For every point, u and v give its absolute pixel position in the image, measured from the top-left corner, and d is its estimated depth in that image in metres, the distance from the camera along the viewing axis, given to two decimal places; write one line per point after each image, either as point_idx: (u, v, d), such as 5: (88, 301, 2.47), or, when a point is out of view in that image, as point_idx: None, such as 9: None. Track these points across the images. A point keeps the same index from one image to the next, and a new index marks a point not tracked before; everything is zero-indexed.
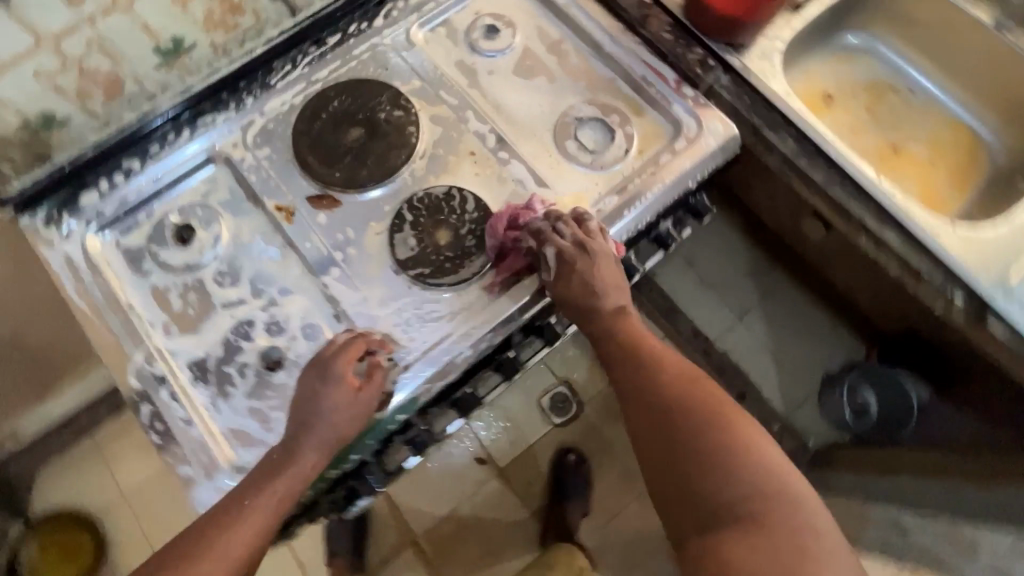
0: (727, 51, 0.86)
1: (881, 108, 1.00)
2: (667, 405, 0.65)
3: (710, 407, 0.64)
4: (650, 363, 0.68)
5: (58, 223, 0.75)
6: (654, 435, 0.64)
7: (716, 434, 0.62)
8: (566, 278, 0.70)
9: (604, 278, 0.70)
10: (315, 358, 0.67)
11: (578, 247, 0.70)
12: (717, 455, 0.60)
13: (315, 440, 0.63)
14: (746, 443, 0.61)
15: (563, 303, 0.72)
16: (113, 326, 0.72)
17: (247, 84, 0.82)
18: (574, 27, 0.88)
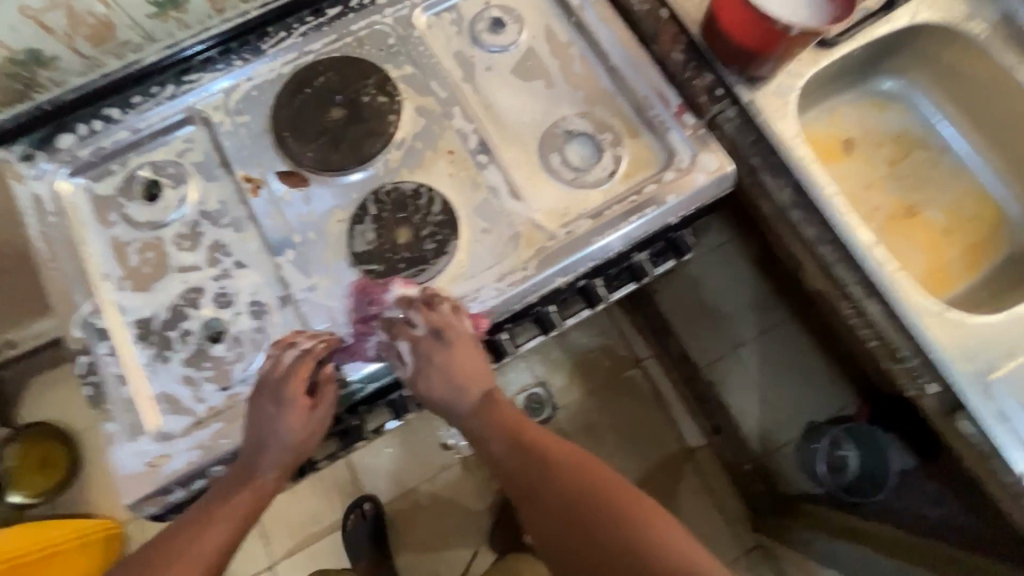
0: (739, 82, 0.79)
1: (905, 164, 0.93)
2: (560, 507, 0.61)
3: (599, 495, 0.60)
4: (536, 459, 0.64)
5: (32, 161, 0.76)
6: (556, 540, 0.61)
7: (613, 530, 0.58)
8: (424, 375, 0.68)
9: (463, 370, 0.68)
10: (262, 380, 0.66)
11: (435, 336, 0.67)
12: (617, 556, 0.56)
13: (274, 459, 0.64)
14: (643, 535, 0.57)
15: (429, 401, 0.69)
16: (69, 272, 0.73)
17: (238, 45, 0.80)
18: (584, 31, 0.83)
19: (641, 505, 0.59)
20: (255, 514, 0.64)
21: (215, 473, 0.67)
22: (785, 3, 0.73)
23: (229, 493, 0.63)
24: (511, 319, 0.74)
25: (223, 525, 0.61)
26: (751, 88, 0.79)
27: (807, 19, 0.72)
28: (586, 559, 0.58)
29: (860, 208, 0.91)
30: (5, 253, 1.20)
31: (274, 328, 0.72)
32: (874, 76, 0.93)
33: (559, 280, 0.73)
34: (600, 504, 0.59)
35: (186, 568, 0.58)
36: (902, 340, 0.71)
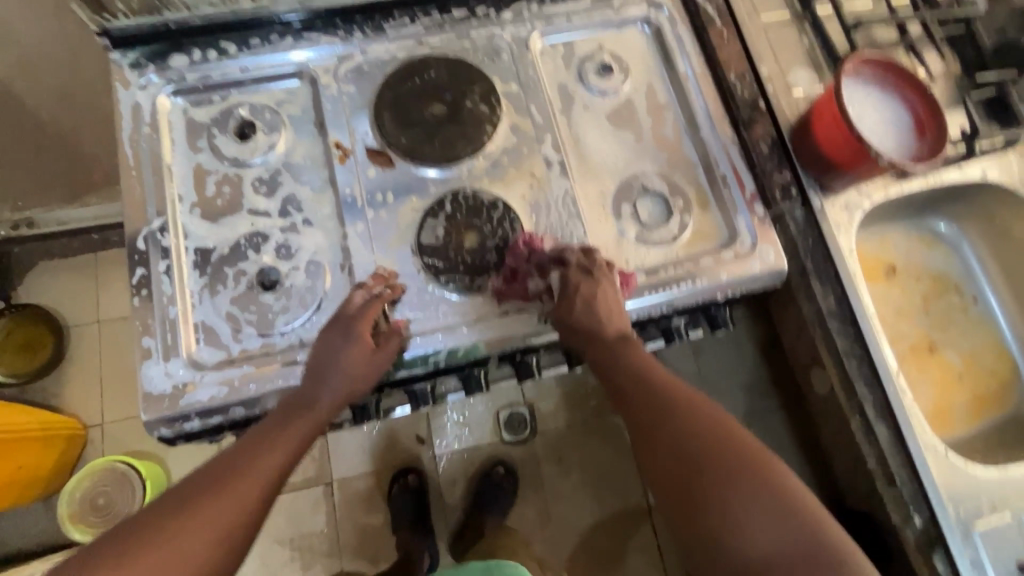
0: (813, 188, 0.83)
1: (937, 302, 0.97)
2: (681, 454, 0.59)
3: (726, 447, 0.59)
4: (667, 405, 0.63)
5: (141, 71, 0.78)
6: (678, 491, 0.58)
7: (747, 483, 0.57)
8: (568, 302, 0.70)
9: (607, 304, 0.70)
10: (335, 314, 0.70)
11: (583, 272, 0.72)
12: (752, 508, 0.55)
13: (331, 393, 0.67)
14: (779, 491, 0.56)
15: (564, 326, 0.70)
16: (146, 186, 0.75)
17: (362, 20, 0.84)
18: (682, 99, 0.87)
19: (774, 464, 0.58)
20: (310, 440, 0.66)
21: (233, 414, 0.69)
22: (876, 129, 0.78)
23: (284, 424, 0.65)
24: (545, 343, 0.76)
25: (278, 453, 0.63)
26: (822, 196, 0.83)
27: (894, 150, 0.77)
28: (715, 514, 0.56)
29: (885, 333, 0.94)
30: (60, 136, 1.21)
31: (325, 291, 0.74)
32: (929, 216, 0.98)
33: None
34: (733, 455, 0.58)
35: (252, 480, 0.60)
36: (900, 468, 0.75)
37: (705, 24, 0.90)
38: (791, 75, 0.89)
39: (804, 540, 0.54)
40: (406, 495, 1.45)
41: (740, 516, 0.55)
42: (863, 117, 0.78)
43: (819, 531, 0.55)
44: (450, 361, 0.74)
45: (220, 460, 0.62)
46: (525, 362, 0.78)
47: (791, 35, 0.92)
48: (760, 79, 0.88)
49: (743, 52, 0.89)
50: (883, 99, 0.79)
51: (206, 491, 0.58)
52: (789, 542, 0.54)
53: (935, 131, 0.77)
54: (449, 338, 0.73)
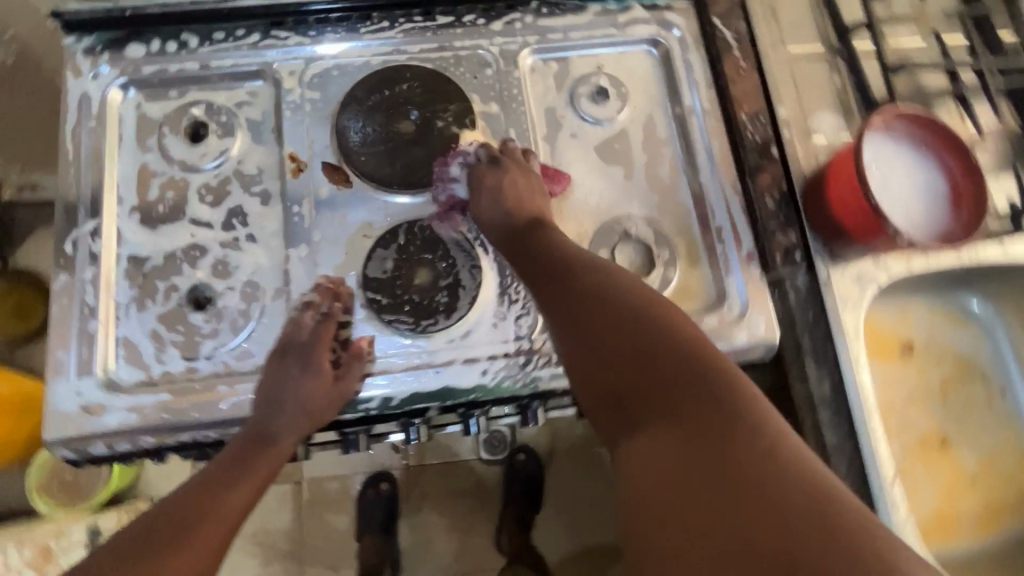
0: (821, 254, 0.73)
1: (955, 390, 0.85)
2: (577, 309, 0.58)
3: (621, 298, 0.57)
4: (566, 270, 0.62)
5: (95, 59, 0.73)
6: (574, 349, 0.57)
7: (638, 329, 0.54)
8: (481, 197, 0.71)
9: (516, 190, 0.70)
10: (285, 343, 0.66)
11: (493, 163, 0.72)
12: (639, 349, 0.53)
13: (290, 423, 0.65)
14: (671, 335, 0.53)
15: (479, 224, 0.71)
16: (85, 185, 0.70)
17: (337, 21, 0.77)
18: (684, 136, 0.78)
19: (670, 312, 0.56)
20: (270, 474, 0.66)
21: (143, 443, 0.64)
22: (902, 196, 0.67)
23: (248, 460, 0.63)
24: (491, 401, 0.68)
25: (243, 489, 0.62)
26: (831, 264, 0.73)
27: (923, 223, 0.66)
28: (608, 362, 0.54)
29: (890, 420, 0.82)
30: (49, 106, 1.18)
31: (259, 316, 0.68)
32: (960, 290, 0.86)
33: (555, 384, 0.68)
34: (627, 309, 0.56)
35: (219, 518, 0.60)
36: None
37: (721, 51, 0.79)
38: (813, 119, 0.78)
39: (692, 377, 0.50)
40: (376, 503, 1.41)
41: (634, 358, 0.53)
42: (888, 181, 0.67)
43: (711, 371, 0.51)
44: (383, 410, 0.67)
45: (176, 500, 0.60)
46: (471, 417, 0.71)
47: (821, 72, 0.81)
48: (775, 121, 0.78)
49: (760, 87, 0.78)
50: (915, 160, 0.68)
51: (189, 518, 0.58)
52: (676, 380, 0.50)
53: (972, 205, 0.66)
54: (383, 386, 0.66)
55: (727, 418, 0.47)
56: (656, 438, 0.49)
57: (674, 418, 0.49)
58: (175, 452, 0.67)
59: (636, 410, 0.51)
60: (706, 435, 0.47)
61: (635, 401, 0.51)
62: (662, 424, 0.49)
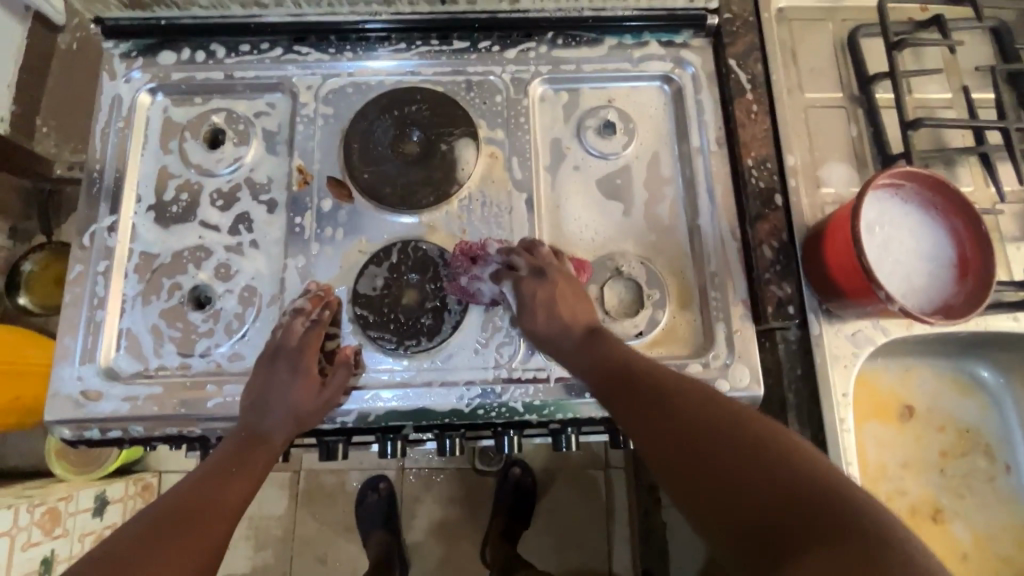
0: (815, 309, 0.71)
1: (957, 462, 0.81)
2: (672, 433, 0.50)
3: (713, 416, 0.50)
4: (650, 384, 0.56)
5: (129, 63, 0.78)
6: (679, 479, 0.48)
7: (755, 450, 0.46)
8: (528, 312, 0.67)
9: (566, 304, 0.66)
10: (275, 347, 0.67)
11: (535, 275, 0.67)
12: (759, 473, 0.44)
13: (279, 423, 0.65)
14: (793, 455, 0.45)
15: (535, 341, 0.67)
16: (107, 181, 0.75)
17: (356, 39, 0.80)
18: (687, 176, 0.77)
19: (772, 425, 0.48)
20: (265, 474, 0.64)
21: (132, 431, 0.68)
22: (903, 262, 0.64)
23: (244, 458, 0.63)
24: (466, 425, 0.69)
25: (240, 487, 0.61)
26: (825, 320, 0.71)
27: (921, 291, 0.64)
28: (728, 492, 0.44)
29: (881, 485, 0.79)
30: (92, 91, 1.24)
31: (252, 320, 0.71)
32: (971, 358, 0.83)
33: (530, 414, 0.68)
34: (731, 428, 0.48)
35: (219, 514, 0.58)
36: None
37: (734, 94, 0.78)
38: (823, 169, 0.77)
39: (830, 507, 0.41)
40: (370, 500, 1.43)
41: (746, 477, 0.44)
42: (888, 244, 0.65)
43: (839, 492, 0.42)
44: (360, 424, 0.69)
45: (169, 503, 0.57)
46: (448, 438, 0.70)
47: (838, 121, 0.79)
48: (783, 168, 0.76)
49: (771, 133, 0.77)
50: (920, 226, 0.66)
51: (193, 510, 0.57)
52: (815, 507, 0.41)
53: (979, 274, 0.62)
54: (361, 401, 0.68)
55: (891, 554, 0.37)
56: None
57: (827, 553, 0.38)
58: (163, 442, 0.70)
59: (777, 548, 0.40)
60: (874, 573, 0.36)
61: (774, 539, 0.41)
62: (815, 560, 0.38)
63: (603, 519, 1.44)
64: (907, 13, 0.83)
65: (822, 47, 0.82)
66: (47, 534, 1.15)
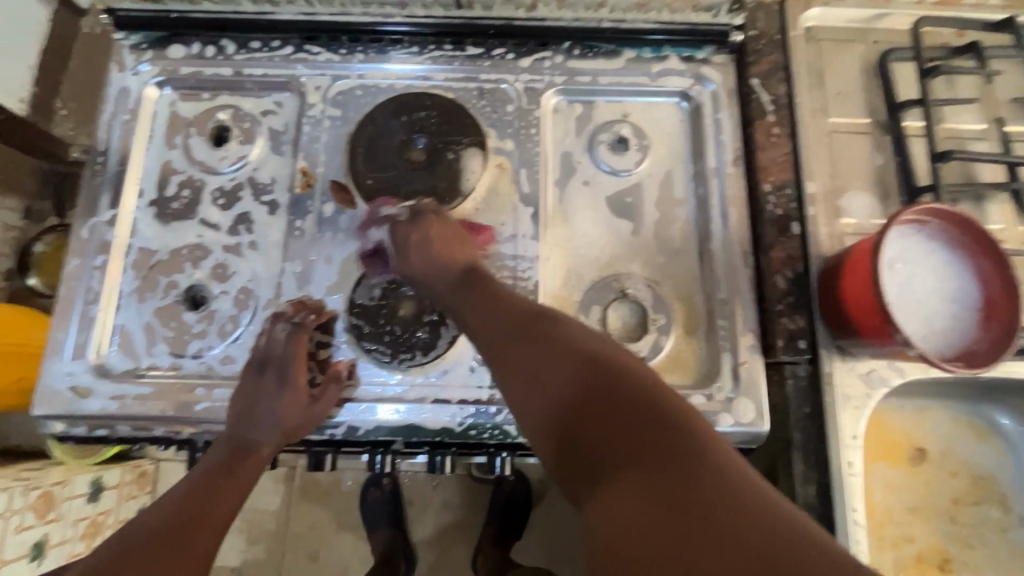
0: (828, 345, 0.68)
1: (968, 509, 0.78)
2: (528, 370, 0.54)
3: (562, 349, 0.53)
4: (514, 319, 0.58)
5: (138, 55, 0.77)
6: (535, 416, 0.52)
7: (588, 373, 0.50)
8: (405, 254, 0.67)
9: (441, 244, 0.67)
10: (263, 357, 0.66)
11: (412, 217, 0.69)
12: (592, 398, 0.48)
13: (267, 434, 0.65)
14: (622, 376, 0.49)
15: (411, 283, 0.68)
16: (110, 174, 0.74)
17: (368, 40, 0.78)
18: (701, 198, 0.74)
19: (610, 352, 0.52)
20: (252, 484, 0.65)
21: (119, 430, 0.67)
22: (924, 302, 0.61)
23: (231, 468, 0.64)
24: (457, 444, 0.67)
25: (227, 500, 0.62)
26: (837, 358, 0.68)
27: (941, 333, 0.61)
28: (569, 418, 0.49)
29: (887, 529, 0.76)
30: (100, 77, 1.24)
31: (246, 324, 0.70)
32: (990, 403, 0.80)
33: (523, 437, 0.66)
34: (574, 353, 0.52)
35: (207, 527, 0.59)
36: None
37: (755, 114, 0.75)
38: (844, 197, 0.73)
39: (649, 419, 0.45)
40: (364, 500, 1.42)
41: (582, 404, 0.48)
42: (909, 282, 0.62)
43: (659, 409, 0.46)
44: (349, 438, 0.67)
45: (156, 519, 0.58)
46: (438, 455, 0.69)
47: (863, 148, 0.75)
48: (802, 194, 0.73)
49: (792, 158, 0.74)
50: (943, 265, 0.62)
51: (181, 526, 0.57)
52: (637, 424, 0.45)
53: (1005, 319, 0.59)
54: (352, 415, 0.67)
55: (682, 458, 0.42)
56: (627, 491, 0.42)
57: (642, 467, 0.43)
58: (150, 442, 0.69)
59: (600, 467, 0.45)
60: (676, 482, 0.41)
61: (604, 457, 0.45)
62: (623, 479, 0.43)
63: None
64: (943, 38, 0.79)
65: (850, 70, 0.78)
66: (41, 517, 1.15)
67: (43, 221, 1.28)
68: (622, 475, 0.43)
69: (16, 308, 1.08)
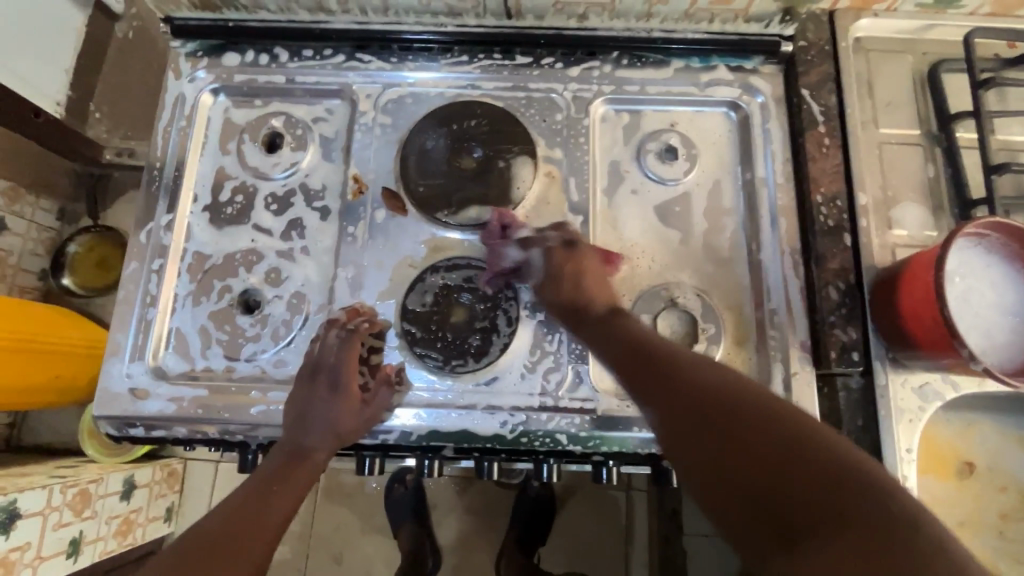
0: (881, 357, 0.68)
1: (1017, 525, 0.77)
2: (692, 411, 0.51)
3: (731, 398, 0.50)
4: (666, 364, 0.56)
5: (194, 62, 0.79)
6: (700, 462, 0.48)
7: (766, 424, 0.47)
8: (554, 281, 0.67)
9: (590, 278, 0.67)
10: (314, 364, 0.66)
11: (565, 247, 0.68)
12: (773, 449, 0.45)
13: (320, 439, 0.65)
14: (798, 429, 0.46)
15: (554, 310, 0.67)
16: (166, 179, 0.75)
17: (418, 49, 0.79)
18: (750, 208, 0.74)
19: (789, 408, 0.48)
20: (307, 488, 0.65)
21: (175, 432, 0.68)
22: (983, 316, 0.61)
23: (285, 474, 0.64)
24: (507, 451, 0.68)
25: (281, 506, 0.63)
26: (891, 369, 0.67)
27: (1001, 347, 0.60)
28: (738, 469, 0.46)
29: None
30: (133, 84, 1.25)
31: (299, 328, 0.71)
32: None
33: (574, 446, 0.66)
34: (740, 401, 0.50)
35: (259, 535, 0.60)
36: None
37: (805, 125, 0.75)
38: (895, 209, 0.73)
39: (840, 482, 0.41)
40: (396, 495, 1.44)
41: (764, 454, 0.45)
42: (968, 296, 0.61)
43: (852, 471, 0.42)
44: (401, 443, 0.68)
45: (215, 522, 0.60)
46: (485, 461, 0.69)
47: (913, 159, 0.75)
48: (854, 206, 0.73)
49: (842, 169, 0.74)
50: (1002, 278, 0.62)
51: (235, 531, 0.59)
52: (827, 481, 0.41)
53: None
54: (405, 419, 0.67)
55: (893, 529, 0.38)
56: (818, 550, 0.38)
57: (839, 532, 0.39)
58: (203, 444, 0.70)
59: (786, 526, 0.41)
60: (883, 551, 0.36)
61: (780, 511, 0.42)
62: (819, 540, 0.39)
63: (621, 540, 1.41)
64: (993, 49, 0.79)
65: (900, 80, 0.78)
66: (78, 514, 1.16)
67: (76, 223, 1.30)
68: (811, 534, 0.40)
69: (49, 309, 1.11)
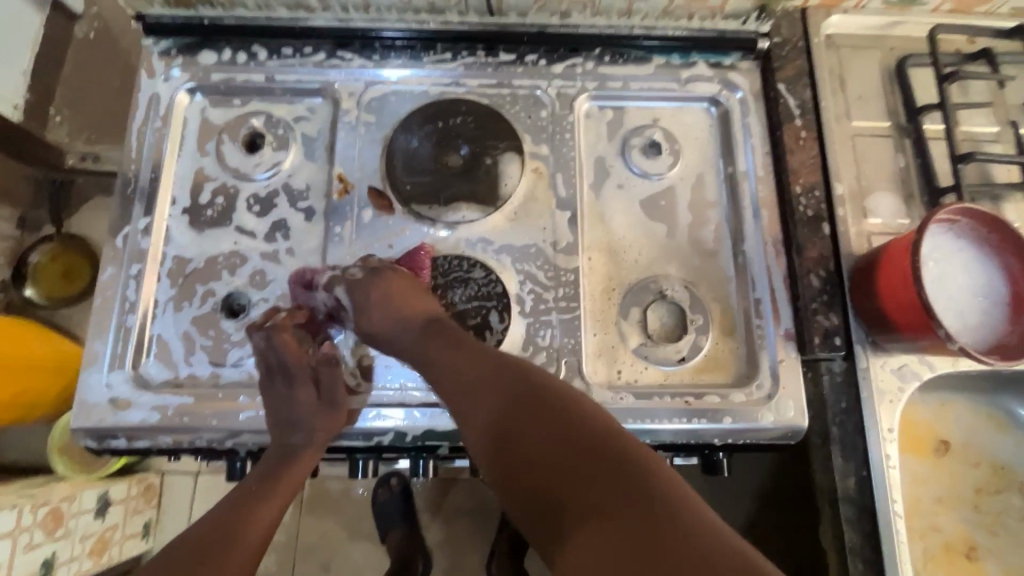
0: (862, 341, 0.70)
1: (991, 499, 0.80)
2: (492, 422, 0.55)
3: (523, 400, 0.55)
4: (474, 368, 0.59)
5: (169, 61, 0.76)
6: (500, 467, 0.53)
7: (549, 424, 0.52)
8: (364, 310, 0.65)
9: (400, 298, 0.64)
10: (266, 364, 0.66)
11: (369, 274, 0.66)
12: (553, 451, 0.50)
13: (296, 437, 0.65)
14: (576, 423, 0.52)
15: (372, 338, 0.66)
16: (143, 181, 0.73)
17: (401, 47, 0.78)
18: (733, 200, 0.76)
19: (568, 403, 0.54)
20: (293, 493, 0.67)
21: (161, 442, 0.66)
22: (957, 298, 0.64)
23: (275, 476, 0.65)
24: None
25: (269, 508, 0.64)
26: (872, 352, 0.70)
27: (973, 327, 0.63)
28: (524, 471, 0.51)
29: (916, 520, 0.78)
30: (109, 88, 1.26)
31: None
32: (1004, 393, 0.82)
33: None
34: (532, 403, 0.54)
35: (249, 537, 0.61)
36: None
37: (783, 119, 0.77)
38: (870, 198, 0.76)
39: (600, 470, 0.48)
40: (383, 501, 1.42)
41: (547, 456, 0.50)
42: (942, 279, 0.64)
43: (614, 454, 0.49)
44: (396, 443, 0.67)
45: (204, 526, 0.62)
46: None
47: (885, 151, 0.78)
48: (831, 196, 0.75)
49: (819, 161, 0.76)
50: (973, 262, 0.65)
51: (222, 535, 0.60)
52: (595, 471, 0.48)
53: None
54: (399, 419, 0.66)
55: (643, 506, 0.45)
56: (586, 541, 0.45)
57: (603, 522, 0.45)
58: (189, 453, 0.68)
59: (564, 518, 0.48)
60: (631, 534, 0.43)
61: (560, 508, 0.48)
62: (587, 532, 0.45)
63: None
64: (955, 45, 0.82)
65: (870, 75, 0.81)
66: (49, 535, 1.11)
67: (37, 228, 1.24)
68: (587, 527, 0.46)
69: (18, 319, 1.09)
